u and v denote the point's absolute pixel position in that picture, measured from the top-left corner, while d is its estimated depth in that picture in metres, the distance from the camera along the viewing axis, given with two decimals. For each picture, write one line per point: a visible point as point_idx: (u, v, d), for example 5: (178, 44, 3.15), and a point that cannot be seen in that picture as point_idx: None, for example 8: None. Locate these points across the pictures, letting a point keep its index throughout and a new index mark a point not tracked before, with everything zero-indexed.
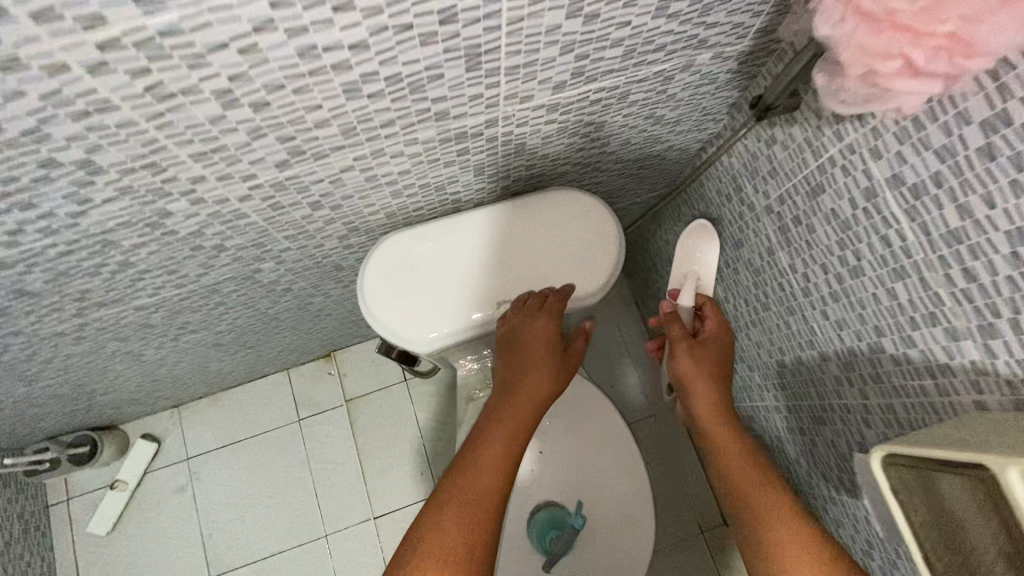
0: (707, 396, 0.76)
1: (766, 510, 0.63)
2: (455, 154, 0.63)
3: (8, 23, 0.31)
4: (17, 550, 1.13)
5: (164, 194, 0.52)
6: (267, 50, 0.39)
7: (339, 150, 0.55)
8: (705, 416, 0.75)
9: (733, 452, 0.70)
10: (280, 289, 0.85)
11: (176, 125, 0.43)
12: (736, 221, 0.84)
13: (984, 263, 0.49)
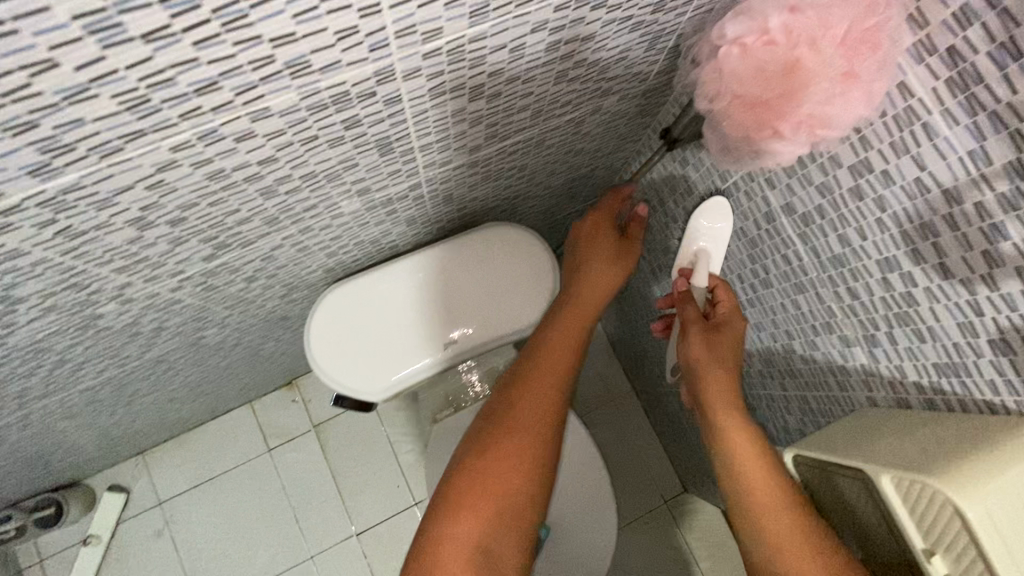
0: (720, 380, 0.66)
1: (779, 510, 0.56)
2: (383, 215, 0.65)
3: None
4: None
5: (92, 303, 0.52)
6: (177, 182, 0.40)
7: (266, 235, 0.56)
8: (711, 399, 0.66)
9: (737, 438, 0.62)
10: (229, 346, 0.86)
11: (94, 251, 0.44)
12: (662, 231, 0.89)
13: (863, 285, 0.55)
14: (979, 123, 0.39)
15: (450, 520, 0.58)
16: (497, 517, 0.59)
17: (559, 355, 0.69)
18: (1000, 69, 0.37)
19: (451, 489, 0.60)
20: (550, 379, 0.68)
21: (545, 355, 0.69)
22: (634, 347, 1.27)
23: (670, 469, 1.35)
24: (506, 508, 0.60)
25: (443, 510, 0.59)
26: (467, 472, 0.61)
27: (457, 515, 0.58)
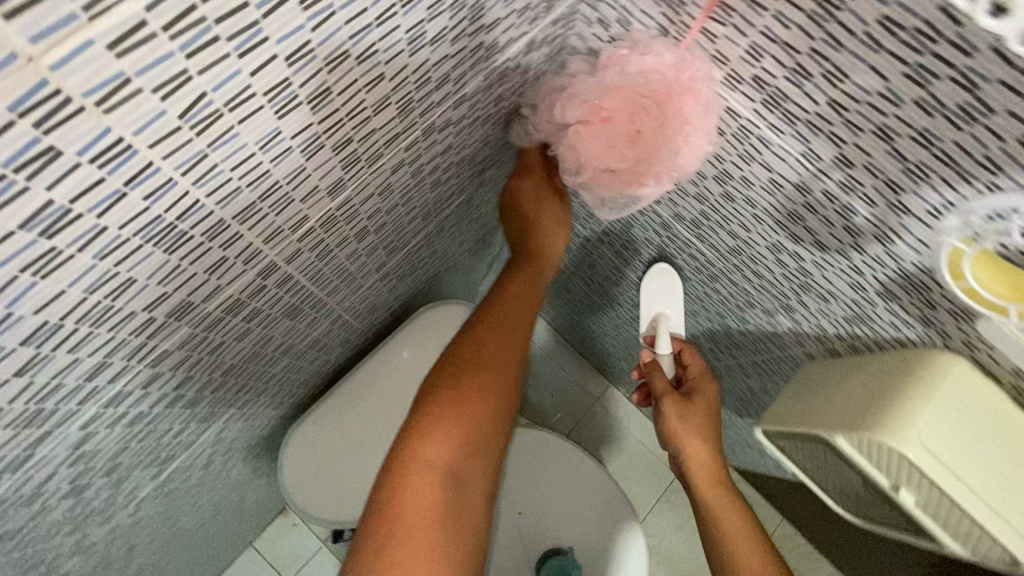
0: (706, 461, 0.67)
1: None
2: (315, 353, 0.64)
3: None
4: None
5: (52, 569, 0.49)
6: (98, 445, 0.39)
7: (208, 427, 0.55)
8: (703, 474, 0.67)
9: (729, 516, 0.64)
10: (210, 517, 0.83)
11: (36, 534, 0.42)
12: (581, 249, 0.93)
13: (764, 266, 0.60)
14: (801, 130, 0.44)
15: (422, 439, 0.48)
16: (474, 438, 0.50)
17: (525, 301, 0.59)
18: (799, 87, 0.41)
19: (418, 407, 0.50)
20: (521, 322, 0.58)
21: (513, 294, 0.59)
22: (596, 349, 1.31)
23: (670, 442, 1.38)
24: (484, 432, 0.51)
25: (411, 428, 0.49)
26: (436, 393, 0.51)
27: (428, 433, 0.48)
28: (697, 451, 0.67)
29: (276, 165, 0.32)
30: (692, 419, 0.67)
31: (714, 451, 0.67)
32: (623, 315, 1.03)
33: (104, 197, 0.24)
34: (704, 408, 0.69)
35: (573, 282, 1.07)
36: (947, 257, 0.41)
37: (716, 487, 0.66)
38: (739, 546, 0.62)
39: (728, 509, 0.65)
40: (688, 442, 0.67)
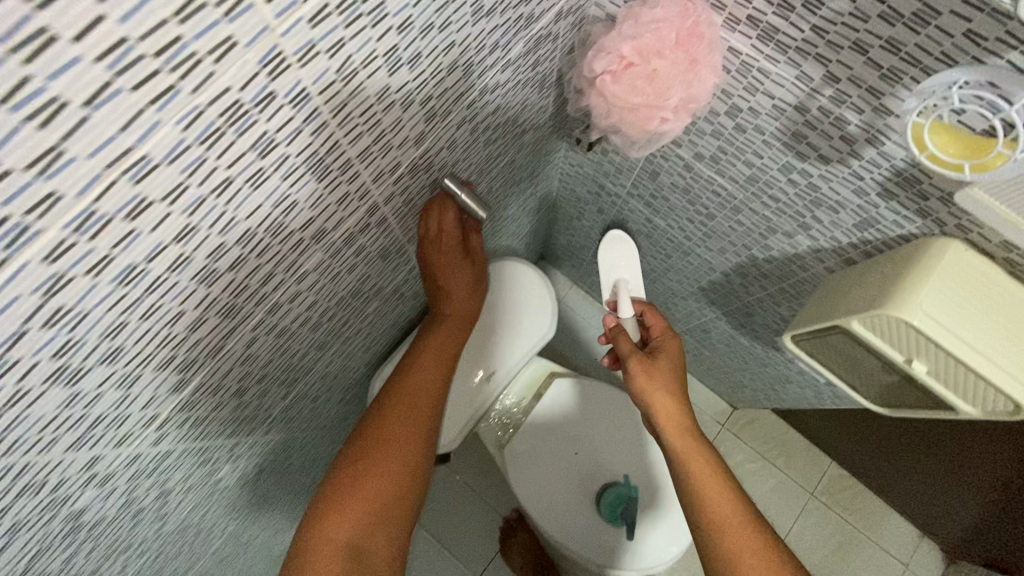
0: (668, 408, 0.78)
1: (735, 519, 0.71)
2: (396, 300, 0.76)
3: (109, 456, 0.43)
4: None
5: (215, 468, 0.63)
6: (259, 351, 0.52)
7: (321, 357, 0.67)
8: (667, 425, 0.78)
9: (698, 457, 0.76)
10: (310, 459, 0.97)
11: (215, 426, 0.55)
12: (613, 205, 1.03)
13: (778, 189, 0.68)
14: (793, 57, 0.52)
15: (331, 520, 0.60)
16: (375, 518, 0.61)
17: (437, 375, 0.71)
18: (786, 20, 0.50)
19: (326, 496, 0.61)
20: (426, 395, 0.70)
21: (421, 366, 0.71)
22: None
23: (714, 395, 1.52)
24: (382, 514, 0.62)
25: (320, 516, 0.60)
26: (344, 476, 0.62)
27: (337, 517, 0.60)
28: (662, 402, 0.78)
29: (385, 114, 0.43)
30: (657, 374, 0.79)
31: (679, 402, 0.79)
32: (659, 266, 1.11)
33: (292, 130, 0.36)
34: (667, 365, 0.81)
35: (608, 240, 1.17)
36: (910, 132, 0.46)
37: (676, 429, 0.78)
38: (708, 486, 0.74)
39: (697, 455, 0.76)
40: (653, 398, 0.79)
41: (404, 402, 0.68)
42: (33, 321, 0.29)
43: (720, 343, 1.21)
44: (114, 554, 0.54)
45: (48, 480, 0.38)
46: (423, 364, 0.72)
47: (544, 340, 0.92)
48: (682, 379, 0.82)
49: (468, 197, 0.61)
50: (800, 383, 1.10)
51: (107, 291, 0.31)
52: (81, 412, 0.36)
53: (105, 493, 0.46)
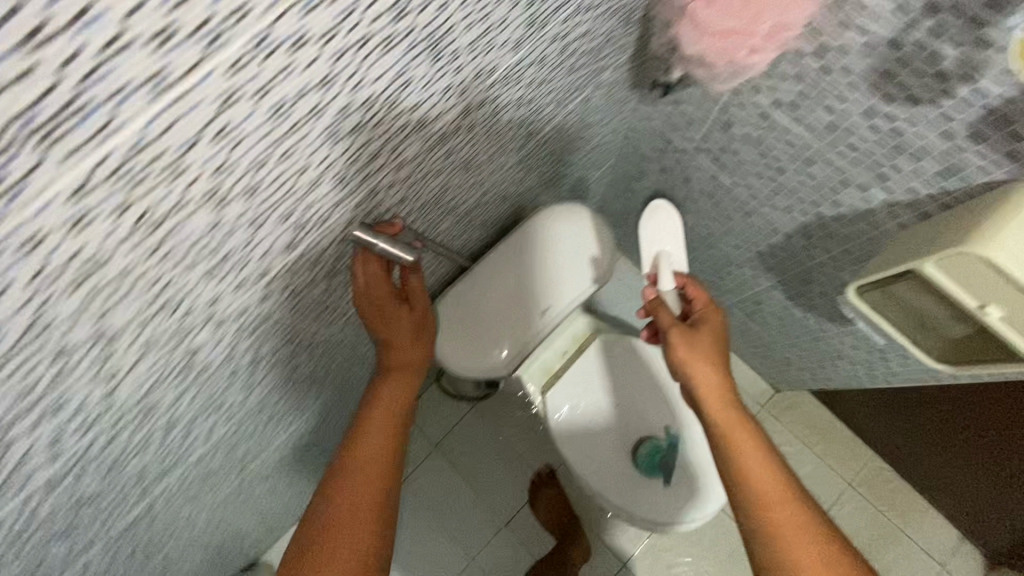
0: (708, 376, 0.82)
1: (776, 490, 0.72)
2: (464, 225, 0.80)
3: (227, 301, 0.47)
4: None
5: (294, 355, 0.68)
6: (352, 235, 0.56)
7: (396, 265, 0.71)
8: (707, 392, 0.81)
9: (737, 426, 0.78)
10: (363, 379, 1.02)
11: (304, 306, 0.60)
12: (677, 163, 1.03)
13: (858, 136, 0.68)
14: None
15: None
16: None
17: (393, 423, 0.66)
18: None
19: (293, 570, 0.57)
20: (386, 459, 0.64)
21: (376, 429, 0.65)
22: None
23: (755, 376, 1.51)
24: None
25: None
26: (309, 546, 0.58)
27: None
28: (701, 370, 0.82)
29: (495, 7, 0.46)
30: (697, 344, 0.83)
31: (719, 373, 0.82)
32: (716, 230, 1.11)
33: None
34: (708, 335, 0.85)
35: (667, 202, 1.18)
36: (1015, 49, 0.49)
37: (716, 397, 0.81)
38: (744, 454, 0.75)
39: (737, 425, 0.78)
40: (692, 367, 0.83)
41: (363, 469, 0.62)
42: (208, 130, 0.33)
43: (770, 316, 1.20)
44: (208, 410, 0.60)
45: (181, 303, 0.43)
46: (375, 428, 0.65)
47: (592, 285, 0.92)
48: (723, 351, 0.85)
49: (388, 246, 0.54)
50: (852, 359, 1.08)
51: (262, 119, 0.36)
52: (218, 242, 0.41)
53: (216, 340, 0.51)
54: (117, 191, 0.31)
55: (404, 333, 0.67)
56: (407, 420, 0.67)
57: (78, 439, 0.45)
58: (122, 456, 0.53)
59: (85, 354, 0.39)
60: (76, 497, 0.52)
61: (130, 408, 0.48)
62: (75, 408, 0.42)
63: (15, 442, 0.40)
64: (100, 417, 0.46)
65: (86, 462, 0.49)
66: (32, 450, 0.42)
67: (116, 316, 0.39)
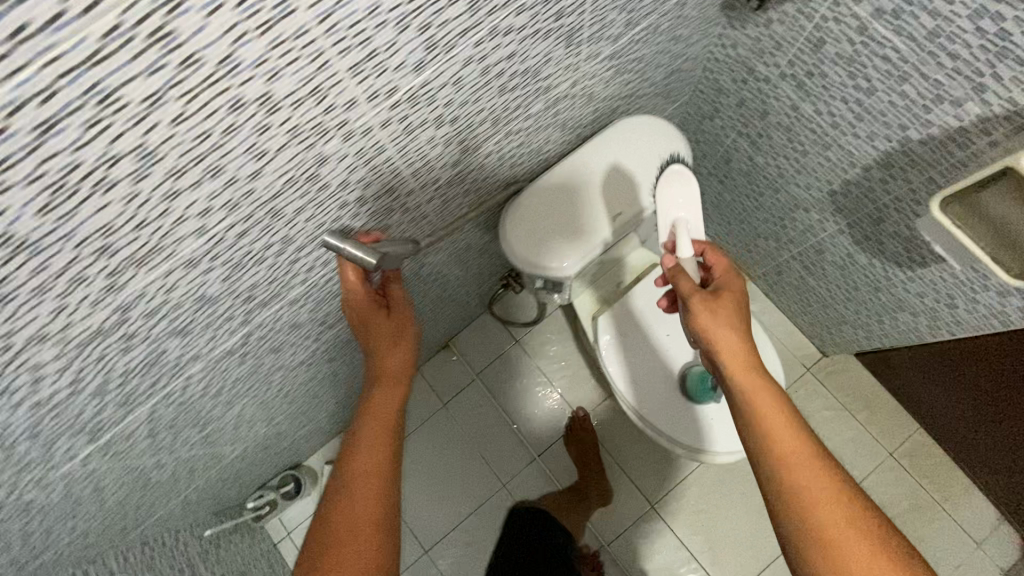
0: (736, 349, 0.75)
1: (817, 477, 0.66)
2: (551, 118, 0.83)
3: (357, 110, 0.51)
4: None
5: (389, 212, 0.72)
6: (466, 81, 0.59)
7: (488, 141, 0.75)
8: (735, 369, 0.75)
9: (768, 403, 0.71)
10: (430, 278, 1.07)
11: (411, 154, 0.64)
12: (757, 95, 1.03)
13: (962, 43, 0.68)
14: None
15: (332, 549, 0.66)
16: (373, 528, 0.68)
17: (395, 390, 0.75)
18: None
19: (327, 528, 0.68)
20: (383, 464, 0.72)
21: (371, 433, 0.73)
22: (743, 229, 1.40)
23: (804, 339, 1.50)
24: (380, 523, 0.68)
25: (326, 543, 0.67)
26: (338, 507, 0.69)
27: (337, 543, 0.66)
28: (728, 343, 0.76)
29: None
30: (721, 314, 0.77)
31: (743, 342, 0.76)
32: (787, 170, 1.11)
33: None
34: (733, 307, 0.78)
35: (739, 142, 1.18)
36: None
37: (747, 373, 0.74)
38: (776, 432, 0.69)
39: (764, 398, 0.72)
40: (721, 339, 0.76)
41: (361, 475, 0.70)
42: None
43: (832, 267, 1.19)
44: (314, 242, 0.65)
45: (327, 94, 0.47)
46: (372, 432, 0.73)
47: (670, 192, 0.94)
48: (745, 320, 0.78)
49: (352, 248, 0.64)
50: (916, 310, 1.07)
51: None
52: (369, 33, 0.45)
53: (340, 155, 0.55)
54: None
55: (384, 341, 0.75)
56: (399, 421, 0.75)
57: (221, 218, 0.50)
58: (244, 261, 0.58)
59: (251, 115, 0.43)
60: (200, 291, 0.57)
61: (265, 205, 0.53)
62: (228, 180, 0.47)
63: (181, 193, 0.45)
64: (241, 202, 0.50)
65: (219, 251, 0.54)
66: (189, 211, 0.47)
67: (280, 84, 0.43)
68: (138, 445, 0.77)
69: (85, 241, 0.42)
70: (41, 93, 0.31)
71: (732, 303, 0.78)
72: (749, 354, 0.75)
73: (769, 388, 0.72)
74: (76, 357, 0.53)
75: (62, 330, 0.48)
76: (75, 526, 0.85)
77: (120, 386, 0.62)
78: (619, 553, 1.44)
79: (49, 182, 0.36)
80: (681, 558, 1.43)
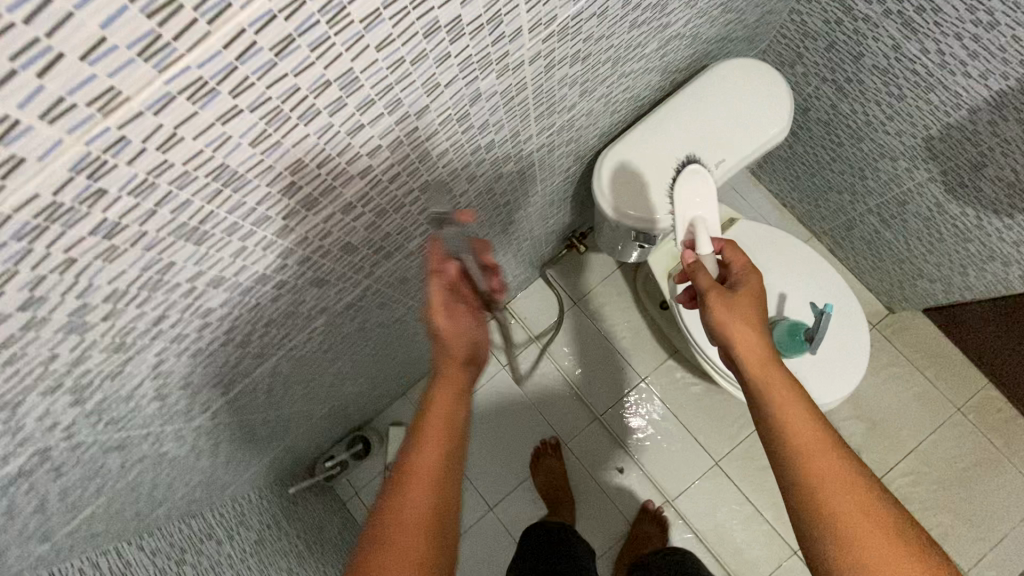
0: (752, 345, 0.65)
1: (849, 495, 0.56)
2: (657, 62, 0.80)
3: (519, 40, 0.49)
4: (346, 536, 1.40)
5: (507, 160, 0.71)
6: (609, 12, 0.57)
7: (604, 84, 0.72)
8: (755, 366, 0.64)
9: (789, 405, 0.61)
10: (512, 235, 1.07)
11: (542, 95, 0.62)
12: (851, 36, 0.99)
13: None
14: None
15: None
16: None
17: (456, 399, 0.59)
18: None
19: None
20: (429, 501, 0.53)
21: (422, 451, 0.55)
22: (815, 183, 1.37)
23: (870, 295, 1.49)
24: None
25: None
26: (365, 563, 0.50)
27: None
28: (745, 338, 0.66)
29: None
30: (738, 307, 0.67)
31: (765, 341, 0.66)
32: (876, 117, 1.07)
33: None
34: (753, 300, 0.69)
35: (822, 88, 1.14)
36: None
37: (766, 371, 0.64)
38: (801, 442, 0.59)
39: (791, 402, 0.61)
40: (740, 338, 0.66)
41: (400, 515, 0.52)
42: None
43: (916, 216, 1.16)
44: (443, 190, 0.64)
45: (500, 23, 0.45)
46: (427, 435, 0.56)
47: (771, 137, 0.91)
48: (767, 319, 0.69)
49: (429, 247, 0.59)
50: (1010, 258, 1.04)
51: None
52: None
53: (490, 93, 0.53)
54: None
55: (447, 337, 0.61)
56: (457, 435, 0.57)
57: (384, 159, 0.49)
58: (386, 207, 0.57)
59: (439, 42, 0.42)
60: (346, 239, 0.57)
61: (420, 146, 0.52)
62: (400, 116, 0.46)
63: (363, 129, 0.44)
64: (403, 142, 0.49)
65: (371, 195, 0.53)
66: (363, 149, 0.46)
67: (469, 9, 0.41)
68: (255, 399, 0.79)
69: (277, 178, 0.41)
70: (287, 7, 0.30)
71: (753, 300, 0.69)
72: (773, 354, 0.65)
73: (796, 396, 0.62)
74: (236, 305, 0.53)
75: (235, 274, 0.48)
76: (189, 478, 0.87)
77: (260, 337, 0.62)
78: (684, 509, 1.46)
79: (267, 110, 0.35)
80: (746, 513, 1.45)
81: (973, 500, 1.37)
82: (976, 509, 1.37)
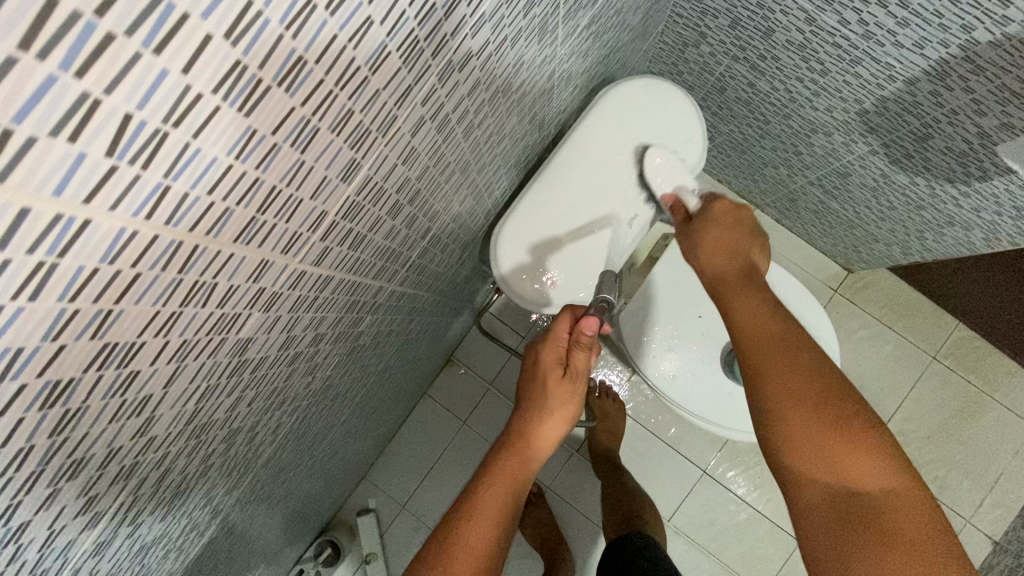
0: (718, 243, 0.65)
1: (800, 380, 0.52)
2: (527, 124, 0.63)
3: (273, 266, 0.31)
4: None
5: (361, 321, 0.54)
6: (420, 147, 0.39)
7: (460, 188, 0.55)
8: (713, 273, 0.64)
9: (744, 296, 0.59)
10: (422, 329, 0.90)
11: (368, 261, 0.45)
12: (756, 10, 0.82)
13: None
14: None
15: None
16: None
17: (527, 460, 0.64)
18: None
19: None
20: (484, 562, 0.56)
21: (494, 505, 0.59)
22: (746, 158, 1.23)
23: (826, 258, 1.39)
24: None
25: None
26: None
27: None
28: (713, 240, 0.65)
29: None
30: (719, 222, 0.66)
31: (738, 239, 0.65)
32: (802, 93, 0.92)
33: None
34: (733, 226, 0.65)
35: (735, 67, 0.97)
36: None
37: (722, 273, 0.63)
38: (755, 333, 0.56)
39: (765, 329, 0.56)
40: (706, 241, 0.66)
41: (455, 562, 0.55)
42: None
43: (863, 187, 1.03)
44: (270, 410, 0.47)
45: (215, 285, 0.28)
46: (489, 492, 0.60)
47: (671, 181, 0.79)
48: (755, 244, 0.65)
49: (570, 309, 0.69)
50: (972, 220, 0.92)
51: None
52: (255, 178, 0.25)
53: (269, 325, 0.36)
54: (28, 56, 0.14)
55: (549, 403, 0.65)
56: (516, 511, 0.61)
57: (119, 490, 0.33)
58: (177, 489, 0.40)
59: (97, 383, 0.24)
60: (134, 547, 0.40)
61: (180, 434, 0.35)
62: (101, 460, 0.29)
63: (31, 521, 0.27)
64: (138, 461, 0.32)
65: (138, 509, 0.36)
66: (60, 523, 0.29)
67: (122, 326, 0.24)
68: None
69: None
70: None
71: (728, 212, 0.66)
72: (747, 274, 0.62)
73: (760, 300, 0.58)
74: None
75: None
76: None
77: None
78: (684, 525, 1.38)
79: None
80: (745, 514, 1.38)
81: (963, 445, 1.33)
82: (967, 454, 1.33)
